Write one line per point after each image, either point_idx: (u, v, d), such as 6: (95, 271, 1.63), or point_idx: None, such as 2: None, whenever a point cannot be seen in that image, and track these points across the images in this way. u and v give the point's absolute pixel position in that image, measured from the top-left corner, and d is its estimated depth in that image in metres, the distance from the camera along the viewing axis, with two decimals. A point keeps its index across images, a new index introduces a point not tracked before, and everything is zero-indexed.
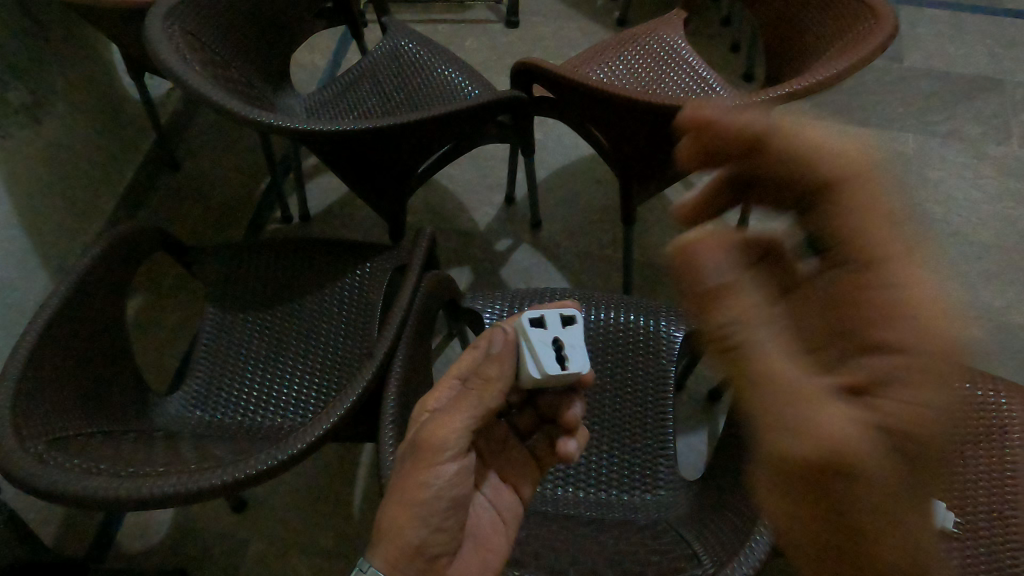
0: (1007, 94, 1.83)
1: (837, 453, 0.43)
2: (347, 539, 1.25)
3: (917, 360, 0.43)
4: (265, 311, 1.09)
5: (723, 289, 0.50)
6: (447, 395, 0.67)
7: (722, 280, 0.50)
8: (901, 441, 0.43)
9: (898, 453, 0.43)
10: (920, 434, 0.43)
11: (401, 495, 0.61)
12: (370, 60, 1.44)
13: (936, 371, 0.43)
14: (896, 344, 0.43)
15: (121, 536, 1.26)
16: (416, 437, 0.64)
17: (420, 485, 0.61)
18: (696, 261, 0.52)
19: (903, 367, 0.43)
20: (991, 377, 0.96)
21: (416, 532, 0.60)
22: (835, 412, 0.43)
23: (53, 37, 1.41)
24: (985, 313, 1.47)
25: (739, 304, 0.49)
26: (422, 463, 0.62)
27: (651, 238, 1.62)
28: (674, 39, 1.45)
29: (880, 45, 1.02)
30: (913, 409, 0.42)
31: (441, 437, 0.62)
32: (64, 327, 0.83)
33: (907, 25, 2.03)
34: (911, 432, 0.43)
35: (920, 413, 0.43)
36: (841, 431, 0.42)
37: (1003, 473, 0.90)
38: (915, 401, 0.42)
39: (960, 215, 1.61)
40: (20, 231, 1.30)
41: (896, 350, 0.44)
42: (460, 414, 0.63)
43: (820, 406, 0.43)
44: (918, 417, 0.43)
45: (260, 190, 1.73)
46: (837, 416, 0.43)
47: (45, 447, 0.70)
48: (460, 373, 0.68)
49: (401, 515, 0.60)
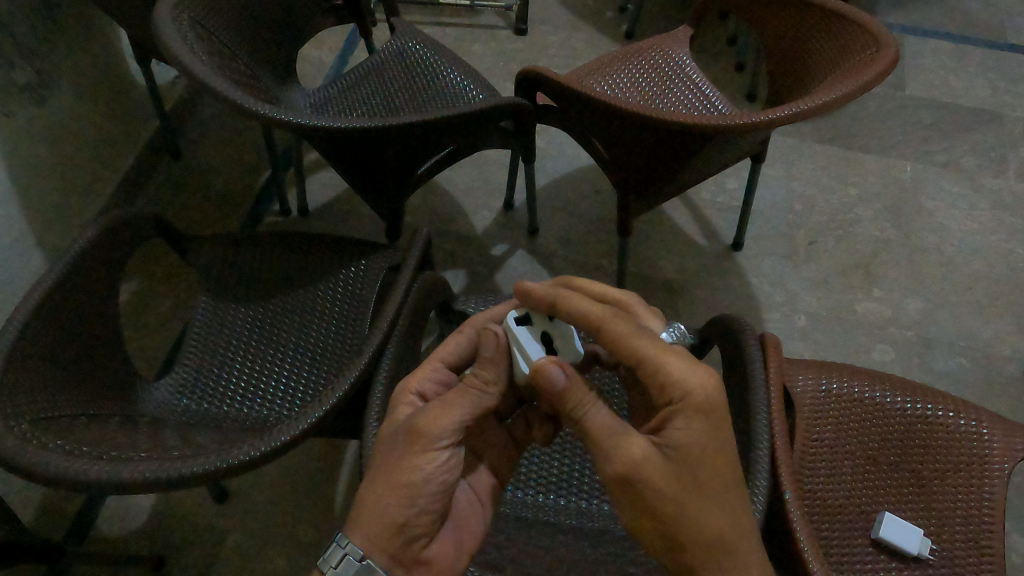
0: (1005, 128, 1.85)
1: (634, 469, 0.58)
2: (327, 535, 1.25)
3: (694, 401, 0.60)
4: (257, 303, 1.09)
5: (570, 390, 0.61)
6: (431, 378, 0.71)
7: (567, 384, 0.62)
8: (682, 455, 0.59)
9: (684, 465, 0.59)
10: (694, 451, 0.59)
11: (388, 478, 0.62)
12: (376, 59, 1.45)
13: (706, 405, 0.60)
14: (677, 395, 0.60)
15: (100, 521, 1.25)
16: (406, 424, 0.64)
17: (408, 468, 0.62)
18: (543, 376, 0.62)
19: (681, 408, 0.60)
20: (978, 406, 0.96)
21: (401, 510, 0.61)
22: (631, 441, 0.59)
23: (62, 19, 1.41)
24: (973, 344, 1.48)
25: (576, 396, 0.61)
26: (412, 449, 0.62)
27: (646, 252, 1.63)
28: (680, 56, 1.46)
29: (881, 71, 1.03)
30: (685, 434, 0.59)
31: (435, 428, 0.62)
32: (56, 308, 0.83)
33: (910, 54, 2.05)
34: (689, 448, 0.59)
35: (691, 434, 0.59)
36: (636, 451, 0.59)
37: (981, 504, 0.90)
38: (688, 428, 0.59)
39: (953, 245, 1.62)
40: (17, 210, 1.30)
41: (678, 399, 0.60)
42: (456, 408, 0.64)
43: (618, 440, 0.59)
44: (689, 438, 0.59)
45: (260, 182, 1.74)
46: (634, 444, 0.59)
47: (30, 426, 0.70)
48: (444, 358, 0.73)
49: (386, 495, 0.61)
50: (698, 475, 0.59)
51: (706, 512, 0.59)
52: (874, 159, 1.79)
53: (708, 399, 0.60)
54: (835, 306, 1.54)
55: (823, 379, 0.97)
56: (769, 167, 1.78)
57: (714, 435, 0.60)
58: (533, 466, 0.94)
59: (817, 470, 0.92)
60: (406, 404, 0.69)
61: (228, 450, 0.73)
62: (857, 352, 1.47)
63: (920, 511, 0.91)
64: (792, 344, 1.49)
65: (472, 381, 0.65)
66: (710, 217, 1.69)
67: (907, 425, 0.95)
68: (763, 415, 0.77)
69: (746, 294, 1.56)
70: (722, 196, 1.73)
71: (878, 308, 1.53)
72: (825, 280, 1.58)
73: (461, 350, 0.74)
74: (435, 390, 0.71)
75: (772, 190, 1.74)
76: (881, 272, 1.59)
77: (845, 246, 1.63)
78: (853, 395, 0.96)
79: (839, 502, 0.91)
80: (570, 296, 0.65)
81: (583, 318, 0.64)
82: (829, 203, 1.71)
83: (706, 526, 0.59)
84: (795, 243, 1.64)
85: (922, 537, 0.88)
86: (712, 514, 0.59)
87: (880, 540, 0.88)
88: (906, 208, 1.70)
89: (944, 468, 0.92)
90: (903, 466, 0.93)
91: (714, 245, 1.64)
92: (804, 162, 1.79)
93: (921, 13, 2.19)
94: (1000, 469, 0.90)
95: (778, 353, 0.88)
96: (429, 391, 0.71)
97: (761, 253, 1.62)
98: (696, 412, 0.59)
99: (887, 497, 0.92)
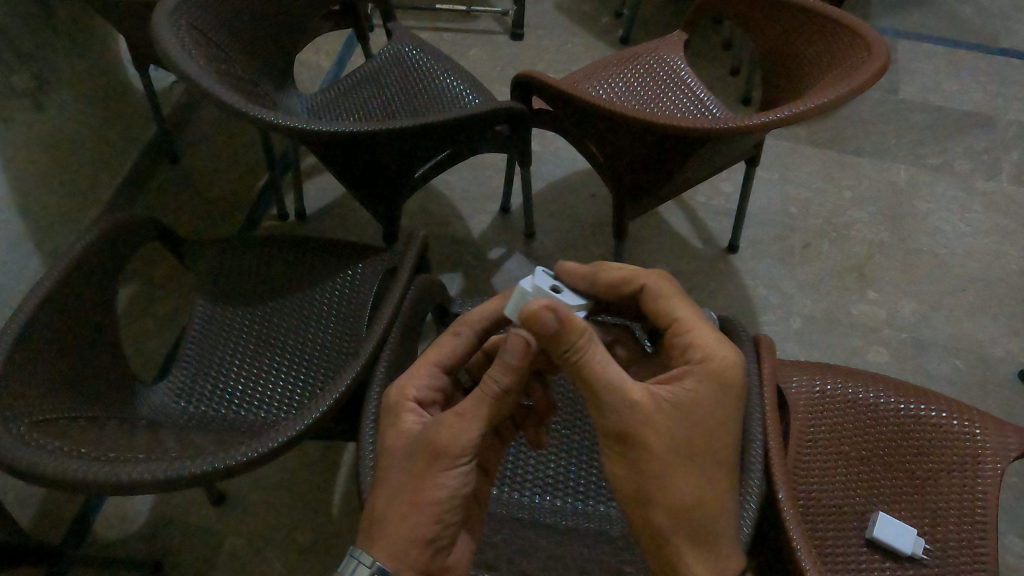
0: (998, 131, 1.86)
1: (638, 417, 0.60)
2: (325, 537, 1.25)
3: (710, 366, 0.64)
4: (254, 306, 1.10)
5: (564, 332, 0.58)
6: (428, 384, 0.71)
7: (558, 328, 0.58)
8: (684, 413, 0.62)
9: (685, 421, 0.62)
10: (696, 413, 0.62)
11: (410, 497, 0.61)
12: (374, 64, 1.46)
13: (720, 371, 0.64)
14: (697, 358, 0.65)
15: (98, 524, 1.25)
16: (421, 437, 0.63)
17: (430, 485, 0.61)
18: (534, 318, 0.58)
19: (696, 369, 0.64)
20: (970, 406, 0.97)
21: (427, 527, 0.61)
22: (636, 391, 0.61)
23: (62, 25, 1.42)
24: (967, 345, 1.49)
25: (569, 339, 0.59)
26: (434, 466, 0.61)
27: (642, 254, 1.64)
28: (675, 61, 1.48)
29: (871, 76, 1.04)
30: (692, 394, 0.63)
31: (455, 444, 0.61)
32: (54, 310, 0.84)
33: (903, 58, 2.07)
34: (691, 407, 0.63)
35: (695, 396, 0.63)
36: (640, 400, 0.61)
37: (973, 503, 0.91)
38: (695, 390, 0.63)
39: (946, 248, 1.64)
40: (16, 214, 1.31)
41: (695, 361, 0.65)
42: (471, 419, 0.62)
43: (622, 395, 0.60)
44: (694, 400, 0.63)
45: (258, 186, 1.75)
46: (638, 395, 0.61)
47: (27, 429, 0.71)
48: (439, 361, 0.73)
49: (412, 512, 0.61)
50: (692, 435, 0.62)
51: (691, 472, 0.62)
52: (868, 162, 1.80)
53: (723, 365, 0.65)
54: (830, 308, 1.55)
55: (817, 381, 0.98)
56: (763, 170, 1.79)
57: (719, 400, 0.64)
58: (529, 467, 0.94)
59: (810, 469, 0.93)
60: (409, 415, 0.68)
61: (226, 451, 0.74)
62: (852, 354, 1.48)
63: (913, 510, 0.92)
64: (787, 346, 1.49)
65: (484, 386, 0.62)
66: (705, 220, 1.70)
67: (901, 425, 0.96)
68: (755, 417, 0.77)
69: (741, 296, 1.57)
70: (717, 200, 1.74)
71: (873, 310, 1.54)
72: (820, 282, 1.59)
73: (456, 354, 0.73)
74: (432, 396, 0.71)
75: (767, 193, 1.75)
76: (875, 274, 1.60)
77: (840, 249, 1.64)
78: (846, 397, 0.97)
79: (834, 503, 0.92)
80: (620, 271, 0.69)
81: (629, 281, 0.69)
82: (823, 206, 1.72)
83: (688, 485, 0.61)
84: (790, 245, 1.65)
85: (916, 536, 0.88)
86: (699, 473, 0.62)
87: (874, 539, 0.88)
88: (901, 211, 1.71)
89: (937, 467, 0.93)
90: (896, 466, 0.94)
91: (710, 247, 1.65)
92: (799, 165, 1.80)
93: (914, 17, 2.20)
94: (992, 468, 0.91)
95: (770, 355, 0.88)
96: (425, 397, 0.71)
97: (757, 256, 1.63)
98: (710, 376, 0.64)
99: (882, 496, 0.92)
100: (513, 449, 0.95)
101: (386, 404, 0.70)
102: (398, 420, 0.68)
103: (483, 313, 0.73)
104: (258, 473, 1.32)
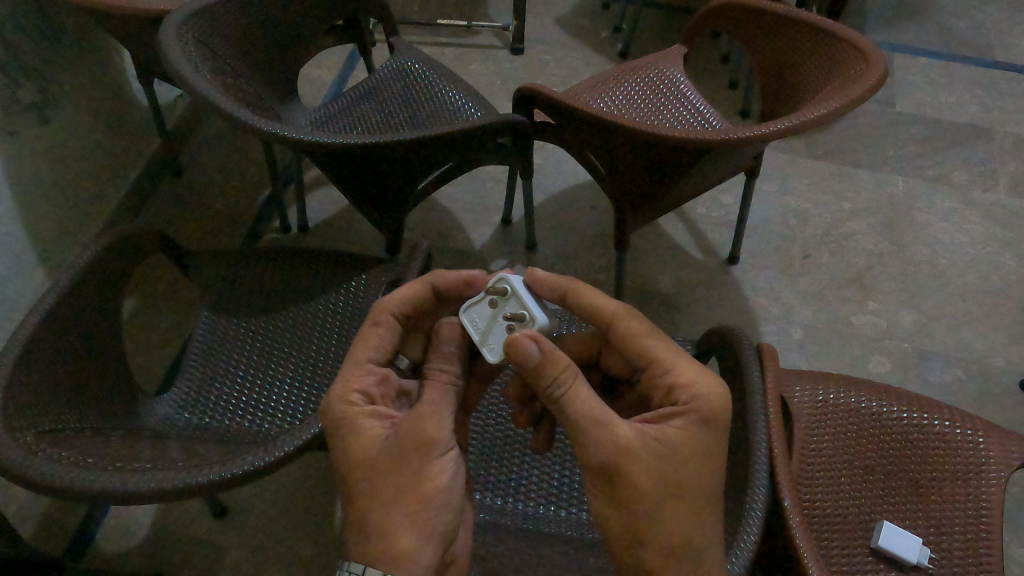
0: (995, 143, 1.88)
1: (617, 457, 0.58)
2: (327, 550, 1.25)
3: (700, 405, 0.62)
4: (258, 317, 1.10)
5: (547, 364, 0.60)
6: (371, 380, 0.68)
7: (542, 357, 0.60)
8: (668, 448, 0.60)
9: (675, 461, 0.60)
10: (684, 449, 0.60)
11: (414, 495, 0.60)
12: (376, 78, 1.48)
13: (706, 408, 0.62)
14: (686, 398, 0.63)
15: (99, 538, 1.25)
16: (401, 432, 0.61)
17: (433, 474, 0.61)
18: (518, 350, 0.60)
19: (685, 410, 0.62)
20: (972, 416, 0.97)
21: (440, 518, 0.60)
22: (615, 430, 0.59)
23: (67, 40, 1.44)
24: (968, 355, 1.49)
25: (549, 371, 0.60)
26: (429, 457, 0.61)
27: (642, 266, 1.65)
28: (675, 75, 1.50)
29: (869, 87, 1.06)
30: (679, 432, 0.61)
31: (444, 430, 0.62)
32: (61, 319, 0.84)
33: (901, 71, 2.09)
34: (681, 445, 0.60)
35: (684, 434, 0.61)
36: (623, 437, 0.59)
37: (978, 513, 0.91)
38: (682, 429, 0.61)
39: (946, 257, 1.65)
40: (20, 227, 1.31)
41: (685, 401, 0.63)
42: (445, 402, 0.63)
43: (602, 428, 0.59)
44: (682, 439, 0.61)
45: (260, 199, 1.75)
46: (621, 433, 0.59)
47: (34, 438, 0.71)
48: (371, 357, 0.69)
49: (412, 507, 0.60)
50: (680, 472, 0.60)
51: (680, 510, 0.59)
52: (866, 174, 1.82)
53: (712, 402, 0.62)
54: (831, 318, 1.55)
55: (820, 390, 0.99)
56: (762, 181, 1.81)
57: (707, 442, 0.61)
58: (533, 479, 0.94)
59: (815, 480, 0.92)
60: (369, 417, 0.65)
61: (232, 461, 0.74)
62: (854, 364, 1.48)
63: (919, 520, 0.92)
64: (787, 356, 1.50)
65: (438, 374, 0.65)
66: (705, 231, 1.71)
67: (905, 434, 0.96)
68: (759, 422, 0.76)
69: (743, 308, 1.57)
70: (716, 211, 1.75)
71: (873, 321, 1.55)
72: (820, 292, 1.59)
73: (386, 344, 0.69)
74: (380, 391, 0.68)
75: (766, 205, 1.76)
76: (875, 284, 1.60)
77: (839, 259, 1.65)
78: (850, 406, 0.97)
79: (838, 512, 0.91)
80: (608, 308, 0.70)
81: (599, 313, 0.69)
82: (823, 217, 1.73)
83: (675, 525, 0.59)
84: (792, 257, 1.66)
85: (921, 546, 0.88)
86: (689, 508, 0.59)
87: (879, 549, 0.88)
88: (899, 221, 1.72)
89: (941, 477, 0.93)
90: (900, 475, 0.94)
91: (710, 258, 1.66)
92: (798, 177, 1.82)
93: (910, 31, 2.23)
94: (996, 478, 0.91)
95: (774, 363, 0.89)
96: (372, 392, 0.67)
97: (757, 267, 1.64)
98: (695, 417, 0.62)
99: (886, 505, 0.92)
100: (516, 463, 0.95)
101: (337, 418, 0.65)
102: (363, 429, 0.64)
103: (404, 296, 0.70)
104: (259, 486, 1.32)
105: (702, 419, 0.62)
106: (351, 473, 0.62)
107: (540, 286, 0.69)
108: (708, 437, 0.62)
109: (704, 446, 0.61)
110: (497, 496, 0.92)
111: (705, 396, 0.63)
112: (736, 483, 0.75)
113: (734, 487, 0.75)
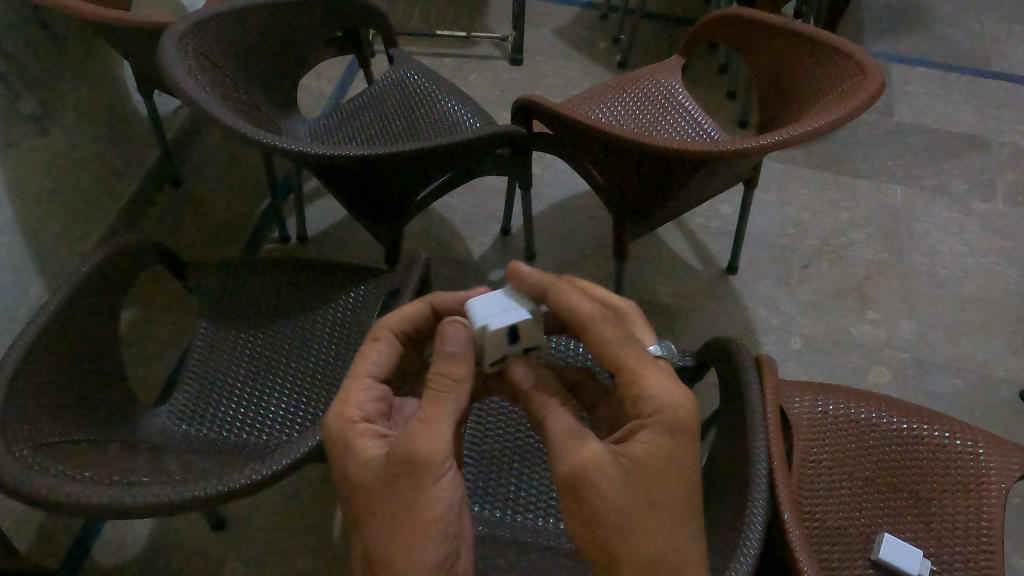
0: (993, 153, 1.89)
1: (580, 471, 0.58)
2: (326, 562, 1.24)
3: (664, 417, 0.61)
4: (257, 329, 1.10)
5: (537, 390, 0.64)
6: (369, 395, 0.68)
7: (532, 385, 0.64)
8: (636, 466, 0.59)
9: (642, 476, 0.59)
10: (650, 465, 0.59)
11: (410, 524, 0.58)
12: (376, 90, 1.48)
13: (669, 418, 0.61)
14: (649, 409, 0.62)
15: (96, 550, 1.24)
16: (391, 454, 0.60)
17: (428, 504, 0.59)
18: (513, 375, 0.65)
19: (651, 422, 0.61)
20: (970, 425, 0.97)
21: (440, 549, 0.58)
22: (584, 446, 0.59)
23: (67, 52, 1.44)
24: (968, 365, 1.49)
25: (540, 398, 0.64)
26: (422, 482, 0.59)
27: (642, 277, 1.65)
28: (672, 85, 1.50)
29: (868, 99, 1.06)
30: (645, 447, 0.60)
31: (435, 451, 0.58)
32: (59, 332, 0.84)
33: (899, 81, 2.11)
34: (649, 460, 0.60)
35: (651, 448, 0.60)
36: (589, 455, 0.59)
37: (979, 523, 0.91)
38: (647, 441, 0.61)
39: (945, 268, 1.65)
40: (19, 238, 1.32)
41: (649, 413, 0.62)
42: (445, 418, 0.60)
43: (573, 444, 0.60)
44: (647, 454, 0.60)
45: (259, 210, 1.76)
46: (588, 448, 0.59)
47: (30, 452, 0.71)
48: (371, 371, 0.69)
49: (406, 532, 0.58)
50: (650, 490, 0.59)
51: (655, 525, 0.58)
52: (864, 183, 1.82)
53: (678, 412, 0.61)
54: (830, 329, 1.55)
55: (820, 401, 0.98)
56: (761, 191, 1.82)
57: (679, 454, 0.61)
58: (533, 490, 0.94)
59: (817, 492, 0.92)
60: (363, 436, 0.64)
61: (232, 474, 0.74)
62: (853, 374, 1.48)
63: (920, 531, 0.91)
64: (787, 367, 1.50)
65: (443, 382, 0.62)
66: (704, 241, 1.71)
67: (905, 445, 0.96)
68: (759, 434, 0.76)
69: (744, 319, 1.57)
70: (716, 222, 1.75)
71: (872, 331, 1.55)
72: (819, 303, 1.59)
73: (385, 359, 0.71)
74: (377, 408, 0.67)
75: (764, 213, 1.77)
76: (874, 294, 1.61)
77: (839, 270, 1.65)
78: (849, 416, 0.97)
79: (837, 524, 0.91)
80: (577, 303, 0.64)
81: (578, 315, 0.64)
82: (821, 227, 1.74)
83: (649, 538, 0.58)
84: (791, 268, 1.66)
85: (921, 558, 0.88)
86: (656, 525, 0.58)
87: (880, 561, 0.88)
88: (898, 232, 1.72)
89: (941, 487, 0.93)
90: (900, 486, 0.94)
91: (709, 268, 1.66)
92: (796, 187, 1.82)
93: (908, 41, 2.24)
94: (997, 489, 0.91)
95: (773, 375, 0.89)
96: (370, 411, 0.67)
97: (756, 277, 1.64)
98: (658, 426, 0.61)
99: (886, 516, 0.92)
100: (517, 471, 0.95)
101: (334, 436, 0.65)
102: (357, 449, 0.63)
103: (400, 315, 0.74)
104: (259, 498, 1.31)
105: (673, 431, 0.61)
106: (352, 495, 0.63)
107: (523, 281, 0.65)
108: (669, 449, 0.60)
109: (663, 457, 0.60)
110: (496, 508, 0.92)
111: (672, 411, 0.61)
112: (736, 495, 0.74)
113: (734, 499, 0.75)
